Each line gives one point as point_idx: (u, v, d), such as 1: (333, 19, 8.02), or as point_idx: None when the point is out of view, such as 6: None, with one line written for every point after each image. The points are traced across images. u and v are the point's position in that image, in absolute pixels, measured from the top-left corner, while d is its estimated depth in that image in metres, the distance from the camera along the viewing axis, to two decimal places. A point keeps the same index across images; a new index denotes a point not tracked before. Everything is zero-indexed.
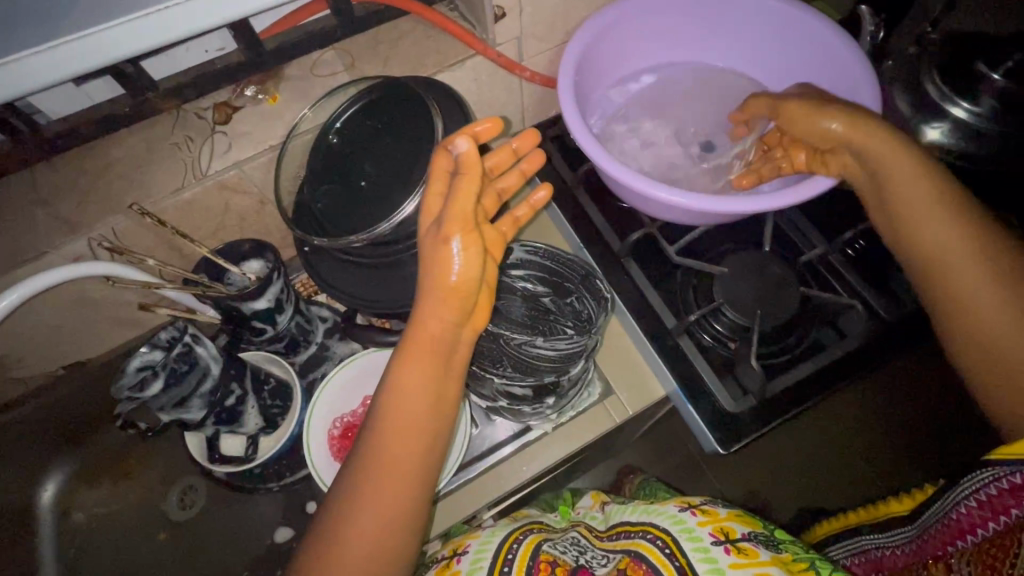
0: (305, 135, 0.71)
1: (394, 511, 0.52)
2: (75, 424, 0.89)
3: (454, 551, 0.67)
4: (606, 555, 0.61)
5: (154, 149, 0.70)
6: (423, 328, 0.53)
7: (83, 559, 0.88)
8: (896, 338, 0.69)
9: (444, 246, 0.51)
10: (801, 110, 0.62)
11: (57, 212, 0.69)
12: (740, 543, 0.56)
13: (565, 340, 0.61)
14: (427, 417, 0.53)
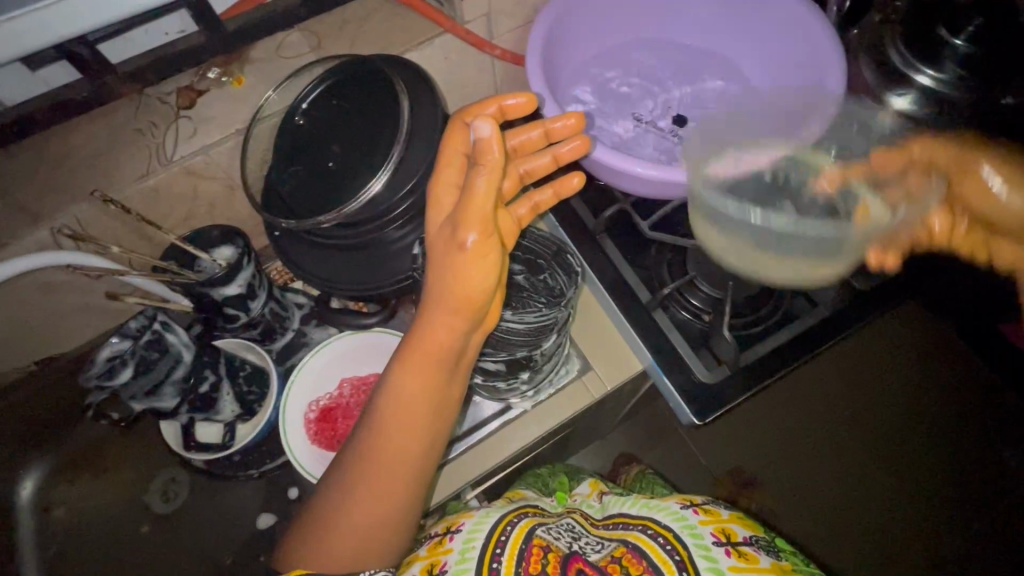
0: (271, 118, 0.69)
1: (389, 501, 0.54)
2: (49, 419, 0.88)
3: (445, 528, 0.66)
4: (599, 542, 0.62)
5: (116, 135, 0.69)
6: (429, 332, 0.52)
7: (65, 555, 0.87)
8: (859, 305, 0.71)
9: (459, 248, 0.48)
10: (986, 183, 0.58)
11: (14, 202, 0.67)
12: (741, 547, 0.59)
13: (534, 313, 0.60)
14: (427, 419, 0.54)
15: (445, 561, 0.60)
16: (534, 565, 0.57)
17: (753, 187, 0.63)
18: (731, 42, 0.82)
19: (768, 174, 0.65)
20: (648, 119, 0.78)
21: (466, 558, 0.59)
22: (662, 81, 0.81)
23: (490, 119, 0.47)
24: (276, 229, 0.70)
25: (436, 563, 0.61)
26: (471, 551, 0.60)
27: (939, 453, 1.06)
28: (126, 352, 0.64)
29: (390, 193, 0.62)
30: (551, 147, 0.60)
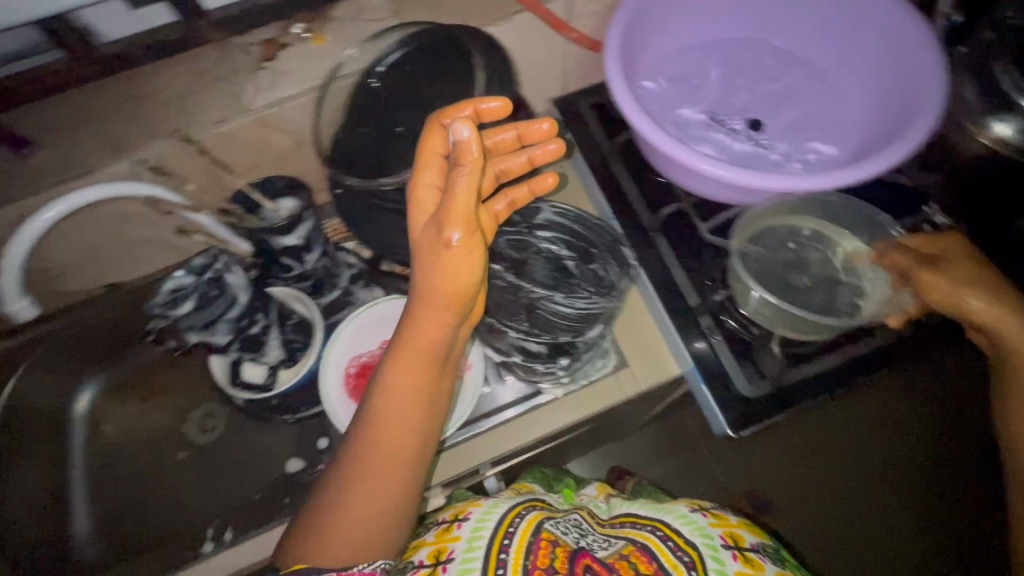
0: (346, 78, 0.68)
1: (391, 486, 0.56)
2: (108, 342, 0.94)
3: (455, 516, 0.67)
4: (606, 539, 0.63)
5: (202, 80, 0.73)
6: (420, 328, 0.54)
7: (107, 466, 0.94)
8: (918, 342, 0.68)
9: (444, 247, 0.48)
10: (941, 286, 0.59)
11: (104, 132, 0.72)
12: (747, 553, 0.61)
13: (583, 299, 0.61)
14: (417, 411, 0.56)
15: (452, 549, 0.61)
16: (541, 559, 0.58)
17: (774, 262, 0.70)
18: (826, 44, 0.77)
19: (791, 243, 0.71)
20: (721, 117, 0.75)
21: (472, 551, 0.60)
22: (742, 79, 0.78)
23: (468, 122, 0.47)
24: (338, 187, 0.71)
25: (443, 550, 0.62)
26: (479, 541, 0.61)
27: (954, 504, 1.06)
28: (190, 287, 0.69)
29: None
30: (527, 148, 0.59)
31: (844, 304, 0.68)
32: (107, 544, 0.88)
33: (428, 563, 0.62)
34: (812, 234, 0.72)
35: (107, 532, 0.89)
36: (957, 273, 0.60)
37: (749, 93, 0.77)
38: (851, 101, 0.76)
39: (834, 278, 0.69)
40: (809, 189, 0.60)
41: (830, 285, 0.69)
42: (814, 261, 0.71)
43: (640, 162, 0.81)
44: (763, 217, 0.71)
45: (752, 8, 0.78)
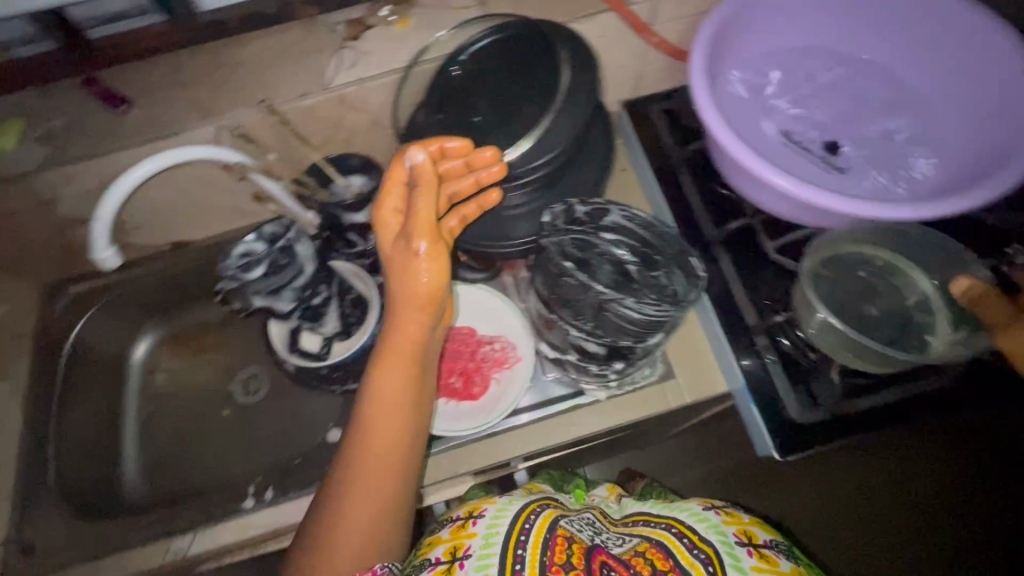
0: (427, 64, 0.71)
1: (380, 492, 0.56)
2: (171, 296, 1.00)
3: (467, 513, 0.67)
4: (621, 537, 0.63)
5: (289, 55, 0.75)
6: (399, 331, 0.56)
7: (157, 413, 0.99)
8: (976, 390, 0.66)
9: (414, 255, 0.54)
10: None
11: (192, 96, 0.75)
12: (762, 549, 0.61)
13: (653, 307, 0.59)
14: (403, 412, 0.57)
15: (469, 545, 0.61)
16: (559, 555, 0.58)
17: (841, 288, 0.68)
18: (927, 77, 0.75)
19: (863, 271, 0.69)
20: (798, 135, 0.74)
21: (489, 549, 0.60)
22: (825, 101, 0.76)
23: (422, 149, 0.57)
24: None
25: (459, 547, 0.62)
26: (495, 537, 0.61)
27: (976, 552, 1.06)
28: (263, 253, 0.73)
29: (520, 165, 0.63)
30: (472, 170, 0.62)
31: (914, 340, 0.66)
32: (149, 487, 0.92)
33: (446, 559, 0.61)
34: (885, 263, 0.70)
35: (151, 475, 0.94)
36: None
37: (831, 110, 0.76)
38: (938, 136, 0.73)
39: (904, 309, 0.68)
40: (892, 218, 0.59)
41: (899, 317, 0.67)
42: (884, 291, 0.69)
43: (707, 173, 0.80)
44: (839, 240, 0.69)
45: (845, 23, 0.76)
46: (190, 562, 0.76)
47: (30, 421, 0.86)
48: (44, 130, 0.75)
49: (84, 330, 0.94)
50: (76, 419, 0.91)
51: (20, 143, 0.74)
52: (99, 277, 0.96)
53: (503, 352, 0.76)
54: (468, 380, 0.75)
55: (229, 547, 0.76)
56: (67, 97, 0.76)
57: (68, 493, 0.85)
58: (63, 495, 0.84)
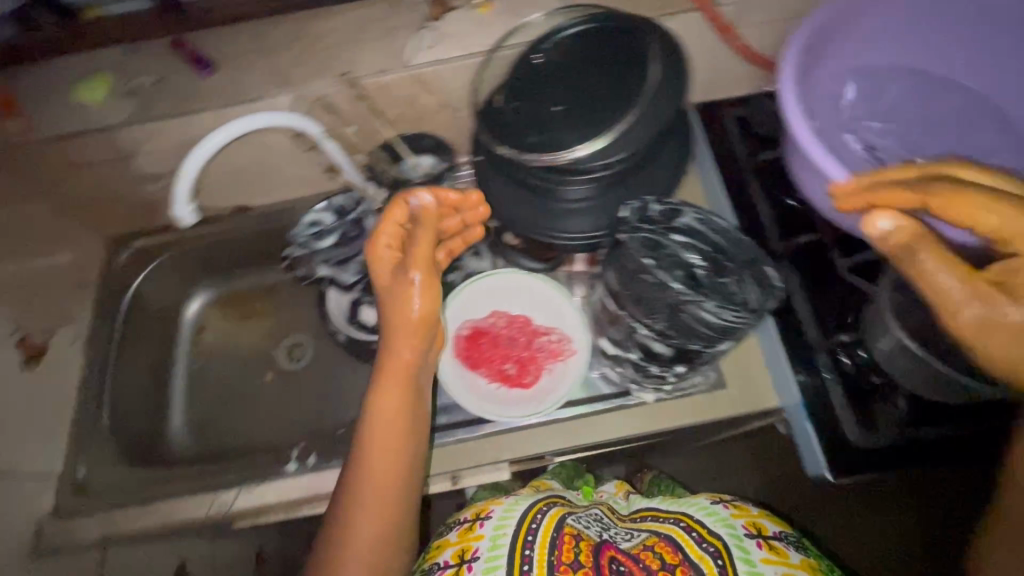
0: (509, 50, 0.73)
1: (386, 504, 0.59)
2: (226, 258, 1.03)
3: (476, 515, 0.69)
4: (628, 533, 0.66)
5: (371, 31, 0.77)
6: (395, 355, 0.61)
7: (204, 370, 1.02)
8: None
9: (411, 287, 0.59)
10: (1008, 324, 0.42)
11: (273, 64, 0.77)
12: (771, 540, 0.63)
13: (733, 314, 0.58)
14: (404, 428, 0.61)
15: (476, 547, 0.64)
16: (568, 554, 0.60)
17: None
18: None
19: None
20: (882, 152, 0.72)
21: (497, 550, 0.63)
22: (913, 120, 0.74)
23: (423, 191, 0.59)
24: (480, 154, 0.74)
25: (467, 550, 0.65)
26: (502, 540, 0.63)
27: None
28: (334, 224, 0.76)
29: (592, 160, 0.62)
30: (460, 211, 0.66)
31: None
32: (195, 441, 0.96)
33: (453, 562, 0.65)
34: None
35: (196, 430, 0.97)
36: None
37: (916, 132, 0.73)
38: None
39: None
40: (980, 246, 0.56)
41: None
42: None
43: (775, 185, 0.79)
44: None
45: (944, 45, 0.74)
46: (233, 517, 0.78)
47: (90, 366, 0.89)
48: (132, 86, 0.78)
49: (144, 283, 0.97)
50: (131, 368, 0.94)
51: (110, 98, 0.77)
52: (161, 234, 0.99)
53: (560, 344, 0.75)
54: (523, 368, 0.74)
55: (271, 506, 0.78)
56: (156, 56, 0.78)
57: (121, 439, 0.88)
58: (116, 441, 0.87)
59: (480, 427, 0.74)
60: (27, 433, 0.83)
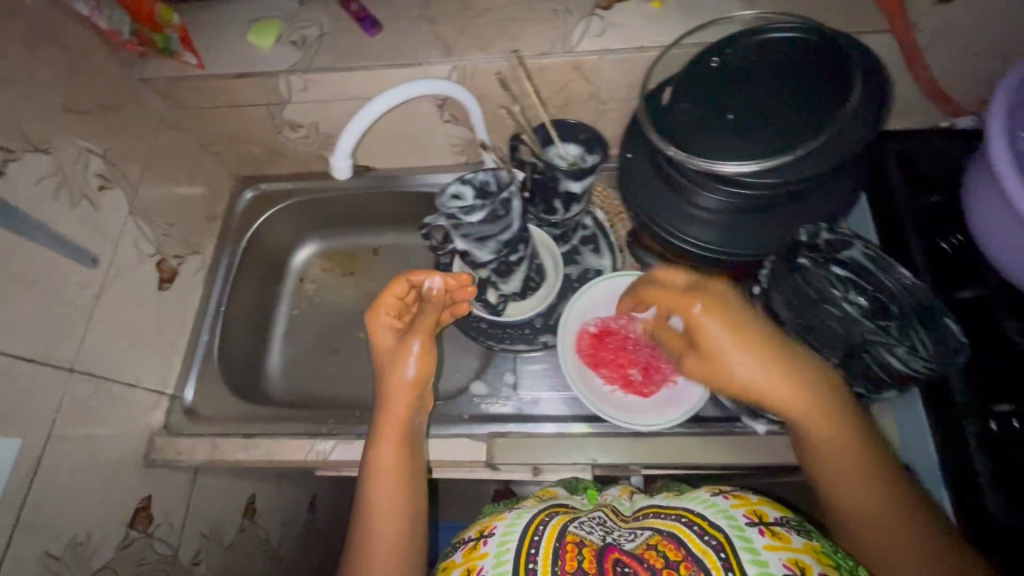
0: (683, 51, 0.70)
1: (395, 549, 0.63)
2: (340, 215, 1.05)
3: (480, 533, 0.62)
4: (631, 531, 0.57)
5: (537, 13, 0.76)
6: (387, 415, 0.68)
7: (303, 317, 1.05)
8: None
9: (409, 351, 0.69)
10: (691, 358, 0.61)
11: (436, 31, 0.78)
12: (774, 527, 0.54)
13: (920, 364, 0.57)
14: (398, 485, 0.65)
15: (481, 566, 0.57)
16: (570, 563, 0.53)
17: None
18: None
19: None
20: None
21: (503, 560, 0.56)
22: None
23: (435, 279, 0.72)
24: (630, 150, 0.73)
25: (472, 569, 0.57)
26: (507, 554, 0.57)
27: None
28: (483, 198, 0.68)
29: (746, 176, 0.59)
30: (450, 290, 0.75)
31: None
32: (287, 383, 1.00)
33: None
34: None
35: (290, 373, 1.01)
36: (728, 339, 0.56)
37: None
38: None
39: None
40: None
41: None
42: None
43: (928, 228, 0.72)
44: None
45: None
46: (328, 464, 0.80)
47: (209, 296, 0.94)
48: (299, 36, 0.80)
49: (265, 225, 1.02)
50: (241, 305, 0.98)
51: (276, 44, 0.80)
52: (286, 182, 1.02)
53: None
54: (647, 376, 0.74)
55: None
56: (327, 12, 0.81)
57: (226, 370, 0.92)
58: (221, 372, 0.91)
59: (575, 424, 0.77)
60: (157, 351, 0.85)
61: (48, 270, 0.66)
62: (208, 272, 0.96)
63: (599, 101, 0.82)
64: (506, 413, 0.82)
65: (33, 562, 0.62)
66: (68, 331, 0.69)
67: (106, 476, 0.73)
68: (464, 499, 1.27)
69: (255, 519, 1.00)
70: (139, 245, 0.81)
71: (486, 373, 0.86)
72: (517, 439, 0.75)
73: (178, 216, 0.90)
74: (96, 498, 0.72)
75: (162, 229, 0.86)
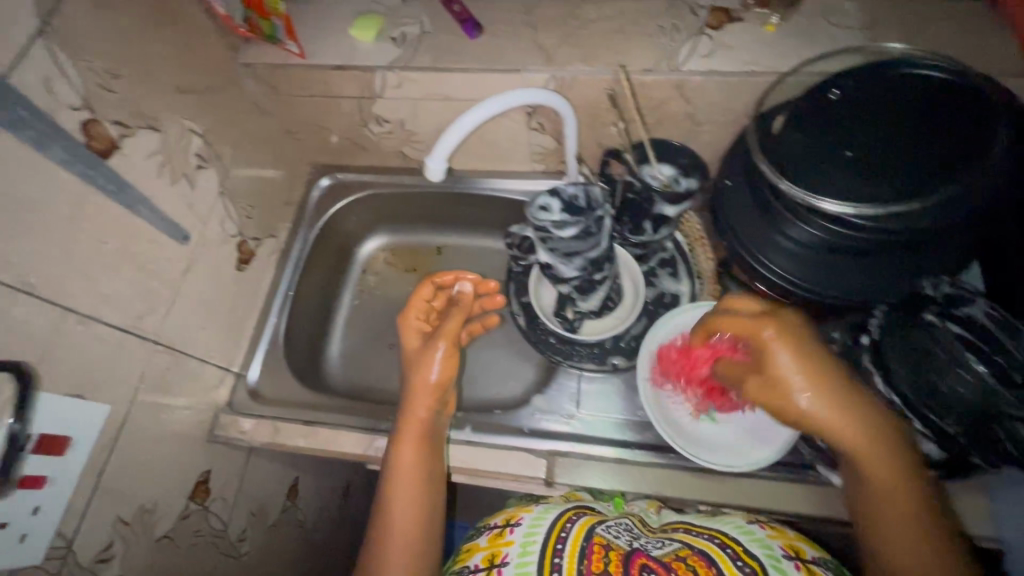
0: (797, 81, 0.68)
1: (409, 552, 0.64)
2: (409, 211, 1.06)
3: (506, 521, 0.66)
4: (661, 541, 0.61)
5: (643, 29, 0.75)
6: (408, 417, 0.70)
7: (364, 308, 1.06)
8: None
9: (433, 355, 0.72)
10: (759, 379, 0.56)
11: (538, 40, 0.77)
12: (809, 564, 0.58)
13: None
14: (417, 484, 0.67)
15: (507, 553, 0.60)
16: (596, 564, 0.55)
17: None
18: None
19: None
20: None
21: (528, 552, 0.59)
22: None
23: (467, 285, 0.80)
24: (726, 179, 0.71)
25: (496, 555, 0.61)
26: (531, 547, 0.59)
27: None
28: (575, 213, 0.66)
29: (861, 217, 0.56)
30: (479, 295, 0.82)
31: None
32: (343, 373, 1.01)
33: (482, 566, 0.61)
34: None
35: (346, 363, 1.01)
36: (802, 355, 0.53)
37: None
38: None
39: None
40: None
41: None
42: None
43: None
44: None
45: None
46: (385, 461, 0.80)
47: (279, 280, 0.96)
48: (400, 34, 0.81)
49: (338, 215, 1.03)
50: (308, 291, 0.99)
51: (377, 40, 0.81)
52: (362, 173, 1.03)
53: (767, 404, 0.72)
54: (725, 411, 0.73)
55: None
56: (430, 11, 0.81)
57: (289, 355, 0.93)
58: (285, 356, 0.93)
59: (642, 452, 0.74)
60: (229, 330, 0.86)
61: (147, 245, 0.68)
62: (280, 255, 0.97)
63: (695, 122, 0.79)
64: (564, 431, 0.80)
65: (107, 527, 0.64)
66: (158, 305, 0.71)
67: (176, 448, 0.75)
68: (497, 507, 1.26)
69: (296, 502, 1.01)
70: (226, 225, 0.83)
71: (548, 387, 0.84)
72: (578, 460, 0.74)
73: (260, 199, 0.92)
74: (167, 469, 0.73)
75: (246, 211, 0.88)
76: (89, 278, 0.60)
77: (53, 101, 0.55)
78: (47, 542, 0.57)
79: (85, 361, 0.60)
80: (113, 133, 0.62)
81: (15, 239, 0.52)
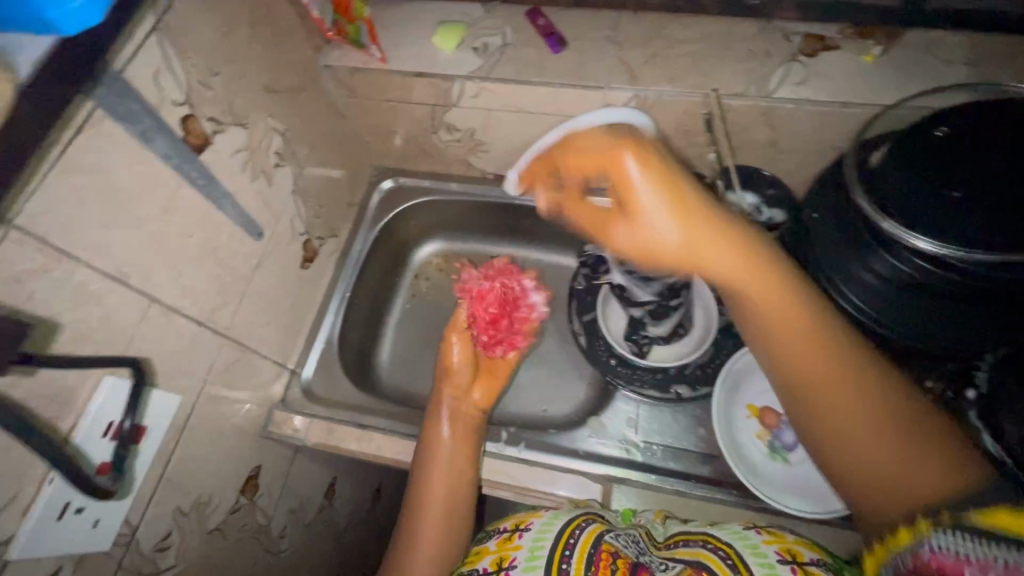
0: (898, 115, 0.65)
1: (440, 526, 0.65)
2: (468, 220, 1.05)
3: (515, 526, 0.60)
4: (664, 562, 0.54)
5: (734, 52, 0.73)
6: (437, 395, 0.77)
7: (416, 312, 1.06)
8: None
9: (449, 343, 0.79)
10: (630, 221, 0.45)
11: (624, 57, 0.76)
12: (809, 568, 0.48)
13: None
14: (444, 453, 0.70)
15: (513, 557, 0.55)
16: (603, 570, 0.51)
17: None
18: None
19: None
20: None
21: (534, 556, 0.54)
22: None
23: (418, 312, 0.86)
24: (813, 210, 0.68)
25: (505, 558, 0.56)
26: (540, 551, 0.54)
27: None
28: None
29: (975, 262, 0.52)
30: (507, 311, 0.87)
31: None
32: (391, 378, 1.00)
33: (490, 570, 0.55)
34: None
35: (395, 368, 1.01)
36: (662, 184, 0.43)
37: None
38: None
39: None
40: None
41: None
42: None
43: None
44: None
45: None
46: None
47: (338, 280, 0.96)
48: (481, 44, 0.80)
49: (397, 218, 1.03)
50: (364, 293, 1.00)
51: (458, 49, 0.81)
52: (425, 179, 1.03)
53: None
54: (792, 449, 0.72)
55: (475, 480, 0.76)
56: (513, 23, 0.81)
57: (343, 355, 0.94)
58: (339, 356, 0.93)
59: (703, 486, 0.72)
60: (289, 326, 0.87)
61: (226, 239, 0.69)
62: (340, 255, 0.98)
63: (778, 149, 0.77)
64: (620, 457, 0.78)
65: (167, 518, 0.64)
66: (230, 300, 0.71)
67: (233, 441, 0.75)
68: None
69: (333, 502, 1.01)
70: (295, 223, 0.84)
71: (605, 411, 0.83)
72: (636, 488, 0.72)
73: (327, 198, 0.92)
74: (223, 463, 0.74)
75: (314, 210, 0.89)
76: (173, 269, 0.61)
77: (159, 94, 0.56)
78: (115, 529, 0.57)
79: (165, 351, 0.61)
80: (207, 128, 0.63)
81: (115, 229, 0.53)
